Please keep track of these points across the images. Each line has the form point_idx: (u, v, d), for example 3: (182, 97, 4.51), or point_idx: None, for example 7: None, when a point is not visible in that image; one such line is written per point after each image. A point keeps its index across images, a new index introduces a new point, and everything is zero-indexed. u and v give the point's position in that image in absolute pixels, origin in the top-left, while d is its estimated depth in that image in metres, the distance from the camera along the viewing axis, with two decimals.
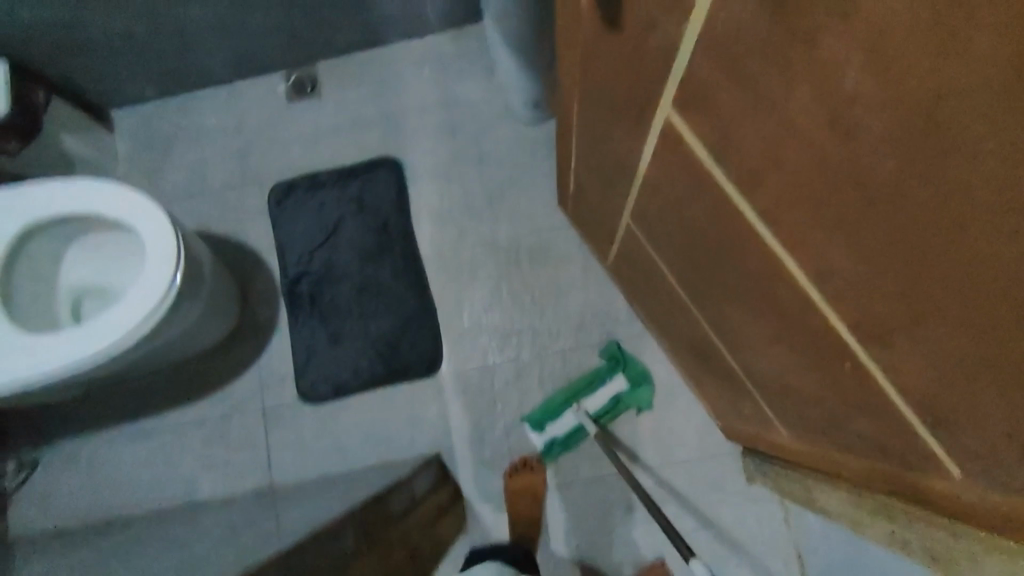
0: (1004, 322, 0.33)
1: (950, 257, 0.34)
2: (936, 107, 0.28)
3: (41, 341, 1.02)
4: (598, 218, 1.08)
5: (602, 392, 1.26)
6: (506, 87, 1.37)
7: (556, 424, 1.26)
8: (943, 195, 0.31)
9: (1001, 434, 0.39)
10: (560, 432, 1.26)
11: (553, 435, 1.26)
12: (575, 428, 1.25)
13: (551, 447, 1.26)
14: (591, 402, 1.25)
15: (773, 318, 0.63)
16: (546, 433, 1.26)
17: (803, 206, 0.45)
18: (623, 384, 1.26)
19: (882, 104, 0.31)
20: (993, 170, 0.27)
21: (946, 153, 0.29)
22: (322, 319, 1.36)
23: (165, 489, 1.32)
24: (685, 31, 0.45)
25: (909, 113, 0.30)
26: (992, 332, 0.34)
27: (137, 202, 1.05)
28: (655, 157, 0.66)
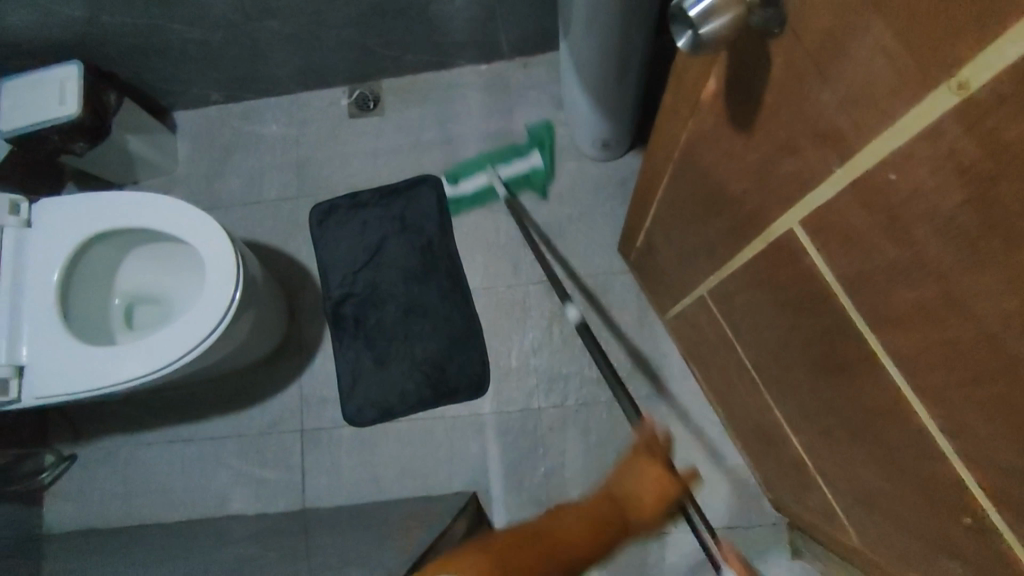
0: None
1: None
2: None
3: (93, 353, 1.00)
4: (666, 278, 1.05)
5: (517, 162, 1.40)
6: (575, 123, 1.34)
7: (467, 183, 1.41)
8: None
9: None
10: (467, 190, 1.40)
11: (463, 191, 1.40)
12: (485, 189, 1.39)
13: (460, 201, 1.39)
14: (506, 168, 1.39)
15: (877, 450, 0.59)
16: (457, 187, 1.41)
17: (955, 375, 0.41)
18: (536, 162, 1.39)
19: None
20: None
21: None
22: (367, 341, 1.34)
23: (197, 498, 1.31)
24: (851, 160, 0.42)
25: None
26: None
27: (203, 219, 1.04)
28: (763, 255, 0.62)
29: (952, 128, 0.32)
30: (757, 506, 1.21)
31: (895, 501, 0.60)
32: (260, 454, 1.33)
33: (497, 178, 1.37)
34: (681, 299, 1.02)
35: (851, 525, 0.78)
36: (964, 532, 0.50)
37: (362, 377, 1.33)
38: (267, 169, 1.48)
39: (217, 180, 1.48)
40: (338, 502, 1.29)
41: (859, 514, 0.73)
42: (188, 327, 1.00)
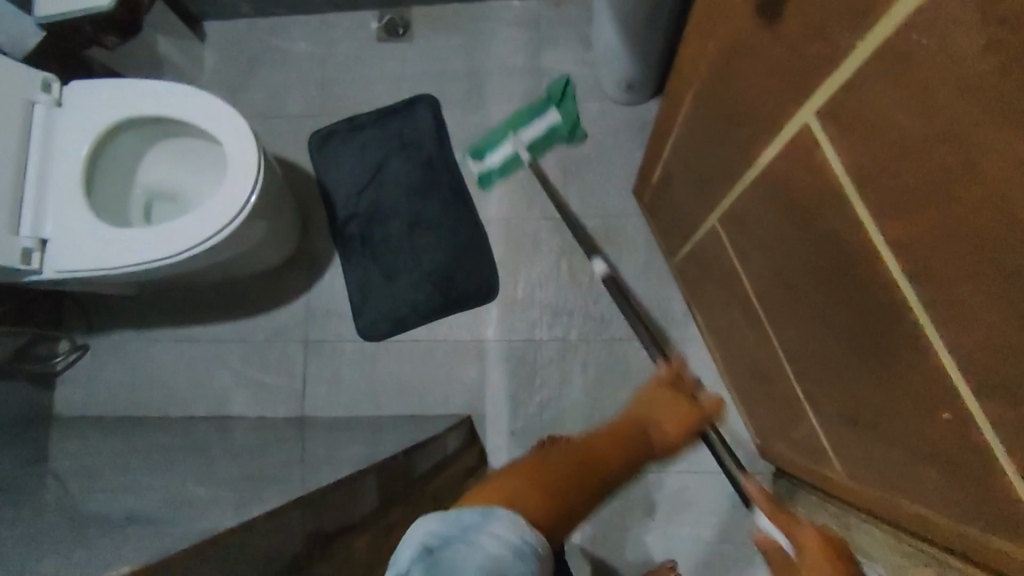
0: None
1: None
2: None
3: (114, 235, 1.02)
4: (678, 214, 1.06)
5: (536, 123, 1.39)
6: (601, 63, 1.33)
7: (496, 156, 1.39)
8: None
9: None
10: (496, 163, 1.38)
11: (490, 166, 1.38)
12: (511, 158, 1.38)
13: (489, 174, 1.38)
14: (527, 131, 1.38)
15: (872, 360, 0.60)
16: (485, 162, 1.39)
17: (951, 257, 0.43)
18: (556, 117, 1.39)
19: None
20: None
21: None
22: (374, 257, 1.37)
23: (201, 396, 1.36)
24: (872, 34, 0.43)
25: None
26: None
27: (227, 113, 1.06)
28: (777, 162, 0.63)
29: None
30: (742, 452, 1.25)
31: (882, 412, 0.62)
32: (265, 360, 1.37)
33: (524, 148, 1.36)
34: (691, 234, 1.04)
35: (834, 452, 0.80)
36: (946, 431, 0.52)
37: (372, 292, 1.35)
38: (292, 85, 1.49)
39: (242, 92, 1.50)
40: (337, 412, 1.33)
41: (845, 439, 0.75)
42: (207, 217, 1.02)
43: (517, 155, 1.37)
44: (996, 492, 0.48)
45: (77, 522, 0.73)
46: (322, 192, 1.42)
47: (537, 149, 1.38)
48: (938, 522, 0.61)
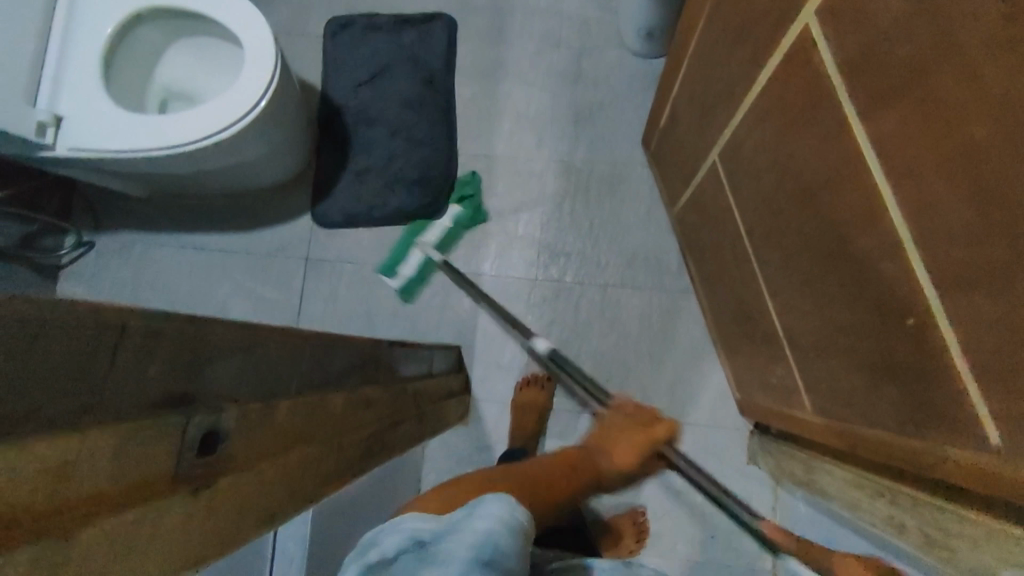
0: None
1: None
2: None
3: (129, 119, 1.04)
4: (682, 156, 1.07)
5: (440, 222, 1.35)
6: (623, 9, 1.33)
7: (407, 265, 1.35)
8: None
9: None
10: (411, 273, 1.34)
11: (405, 276, 1.34)
12: (423, 262, 1.34)
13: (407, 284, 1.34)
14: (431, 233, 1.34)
15: (844, 274, 0.61)
16: (400, 276, 1.35)
17: (931, 145, 0.44)
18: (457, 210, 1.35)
19: None
20: None
21: None
22: (348, 152, 1.42)
23: (200, 303, 1.39)
24: None
25: None
26: None
27: (249, 11, 1.07)
28: (774, 78, 0.64)
29: None
30: (723, 407, 1.24)
31: (851, 332, 0.64)
32: (264, 273, 1.39)
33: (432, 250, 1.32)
34: (693, 177, 1.04)
35: (806, 388, 0.81)
36: (910, 340, 0.54)
37: (335, 184, 1.40)
38: (317, 7, 1.50)
39: (266, 8, 1.51)
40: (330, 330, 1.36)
41: (816, 371, 0.76)
42: (220, 108, 1.04)
43: (428, 258, 1.33)
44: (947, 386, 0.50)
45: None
46: (336, 109, 1.44)
47: (440, 245, 1.35)
48: (889, 438, 0.63)
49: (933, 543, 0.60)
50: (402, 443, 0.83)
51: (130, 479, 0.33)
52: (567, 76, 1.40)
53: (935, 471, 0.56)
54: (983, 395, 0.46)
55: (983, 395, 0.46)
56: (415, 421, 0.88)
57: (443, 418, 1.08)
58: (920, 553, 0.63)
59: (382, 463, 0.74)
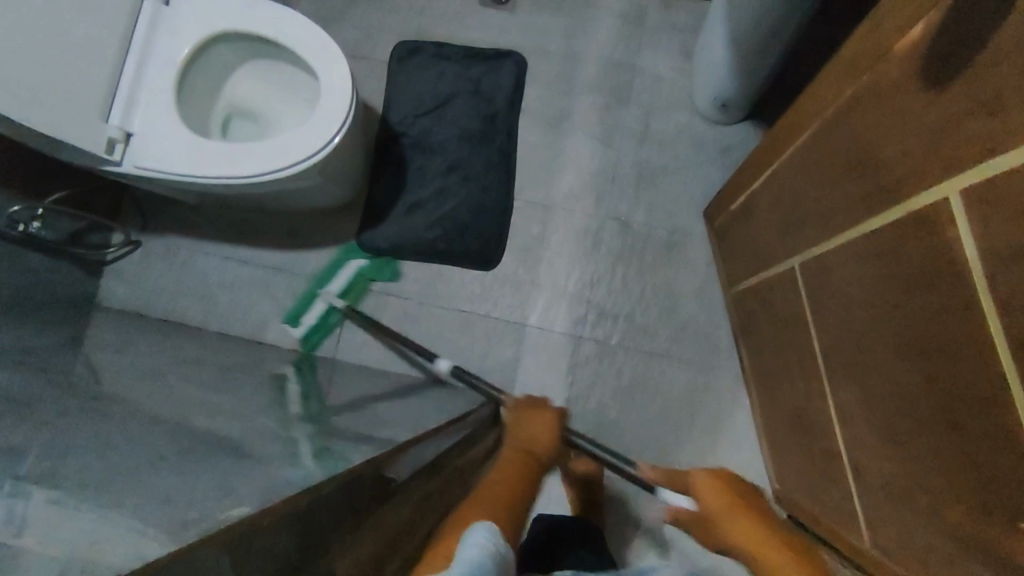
0: None
1: None
2: None
3: (197, 144, 1.03)
4: (752, 246, 1.04)
5: (339, 276, 1.36)
6: (700, 76, 1.31)
7: (310, 313, 1.36)
8: None
9: None
10: (311, 324, 1.35)
11: (308, 324, 1.35)
12: (326, 313, 1.35)
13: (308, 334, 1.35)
14: (335, 287, 1.36)
15: (942, 442, 0.58)
16: (303, 324, 1.36)
17: None
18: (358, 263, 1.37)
19: None
20: None
21: None
22: (405, 183, 1.40)
23: (238, 318, 1.37)
24: None
25: None
26: None
27: (330, 47, 1.06)
28: (891, 226, 0.62)
29: None
30: (759, 497, 1.20)
31: (934, 499, 0.61)
32: (307, 295, 1.38)
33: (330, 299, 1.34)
34: (761, 270, 1.02)
35: (864, 524, 0.78)
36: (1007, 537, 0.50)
37: (390, 215, 1.38)
38: (387, 30, 1.49)
39: (337, 26, 1.50)
40: (366, 361, 1.34)
41: (882, 516, 0.73)
42: (288, 146, 1.02)
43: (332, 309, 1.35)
44: None
45: (133, 400, 0.75)
46: (396, 136, 1.42)
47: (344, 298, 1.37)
48: None
49: None
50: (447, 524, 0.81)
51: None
52: (633, 132, 1.38)
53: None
54: None
55: None
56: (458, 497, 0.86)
57: None
58: None
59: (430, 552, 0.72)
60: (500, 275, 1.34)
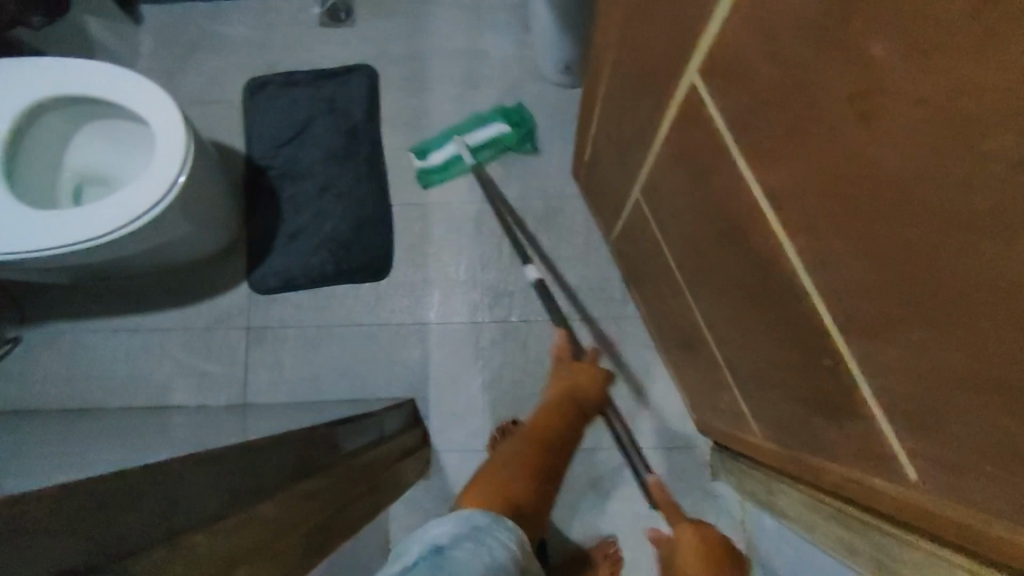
0: (976, 318, 0.33)
1: (934, 255, 0.34)
2: (968, 104, 0.28)
3: (39, 218, 1.00)
4: (609, 190, 1.08)
5: (484, 130, 1.36)
6: (539, 47, 1.35)
7: (439, 154, 1.36)
8: (941, 181, 0.32)
9: (966, 441, 0.38)
10: (436, 164, 1.36)
11: (430, 163, 1.36)
12: (454, 158, 1.36)
13: (428, 171, 1.36)
14: (473, 137, 1.35)
15: (765, 312, 0.62)
16: (427, 161, 1.37)
17: (813, 198, 0.45)
18: (505, 128, 1.36)
19: (916, 92, 0.31)
20: (1006, 165, 0.27)
21: (960, 148, 0.29)
22: (281, 214, 1.39)
23: (138, 388, 1.33)
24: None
25: (937, 113, 0.30)
26: (961, 324, 0.34)
27: (155, 90, 1.04)
28: (674, 129, 0.66)
29: None
30: (680, 426, 1.25)
31: (780, 367, 0.64)
32: (205, 348, 1.35)
33: (466, 148, 1.33)
34: (621, 211, 1.06)
35: (751, 414, 0.82)
36: (827, 374, 0.55)
37: (273, 248, 1.37)
38: (232, 70, 1.48)
39: (180, 76, 1.48)
40: (278, 398, 1.32)
41: (757, 399, 0.77)
42: (132, 196, 1.01)
43: (460, 155, 1.35)
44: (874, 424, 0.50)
45: None
46: (262, 170, 1.42)
47: (480, 154, 1.36)
48: (827, 462, 0.63)
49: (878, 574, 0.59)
50: (356, 523, 0.80)
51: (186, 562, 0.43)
52: (491, 116, 1.41)
53: (882, 505, 0.55)
54: (899, 436, 0.47)
55: (898, 439, 0.47)
56: (368, 495, 0.86)
57: (403, 479, 1.06)
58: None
59: (335, 549, 0.72)
60: (392, 281, 1.35)
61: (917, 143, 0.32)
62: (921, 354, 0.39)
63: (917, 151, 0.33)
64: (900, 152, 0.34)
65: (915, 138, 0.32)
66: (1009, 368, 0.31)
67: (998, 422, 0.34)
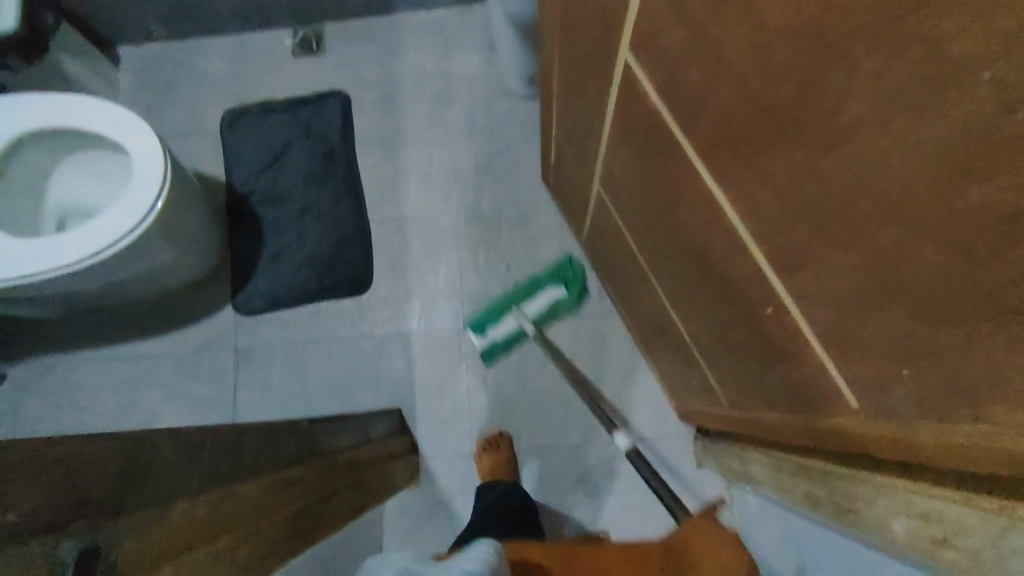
0: (871, 229, 0.35)
1: (829, 177, 0.37)
2: (824, 28, 0.31)
3: (22, 248, 1.03)
4: (575, 190, 1.12)
5: (539, 298, 1.31)
6: (503, 62, 1.41)
7: (497, 327, 1.29)
8: (819, 106, 0.34)
9: (889, 351, 0.41)
10: (499, 337, 1.29)
11: (493, 338, 1.29)
12: (515, 331, 1.29)
13: (492, 348, 1.29)
14: (531, 308, 1.29)
15: (715, 276, 0.66)
16: (487, 335, 1.29)
17: (733, 146, 0.48)
18: (561, 291, 1.31)
19: (784, 27, 0.34)
20: (864, 79, 0.29)
21: (826, 71, 0.32)
22: (262, 238, 1.42)
23: (127, 416, 1.34)
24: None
25: (803, 43, 0.33)
26: (862, 239, 0.37)
27: (132, 120, 1.08)
28: (619, 111, 0.70)
29: None
30: (664, 417, 1.27)
31: (736, 329, 0.68)
32: (192, 373, 1.37)
33: (528, 321, 1.27)
34: (588, 208, 1.09)
35: (720, 387, 0.85)
36: (772, 322, 0.58)
37: (255, 271, 1.40)
38: (209, 103, 1.53)
39: (159, 112, 1.53)
40: (267, 416, 1.33)
41: (723, 369, 0.80)
42: (111, 221, 1.04)
43: (521, 329, 1.28)
44: (816, 361, 0.53)
45: None
46: (243, 196, 1.45)
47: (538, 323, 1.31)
48: (786, 415, 0.66)
49: (843, 515, 0.61)
50: (343, 518, 0.82)
51: (152, 556, 0.44)
52: (461, 131, 1.46)
53: (836, 443, 0.57)
54: (836, 367, 0.49)
55: (836, 370, 0.50)
56: (355, 493, 0.88)
57: (391, 483, 1.08)
58: (839, 525, 0.63)
59: (320, 539, 0.73)
60: (374, 295, 1.38)
61: (795, 72, 0.35)
62: (841, 276, 0.42)
63: (797, 80, 0.35)
64: (784, 84, 0.36)
65: (792, 69, 0.35)
66: (909, 268, 0.34)
67: (911, 322, 0.36)
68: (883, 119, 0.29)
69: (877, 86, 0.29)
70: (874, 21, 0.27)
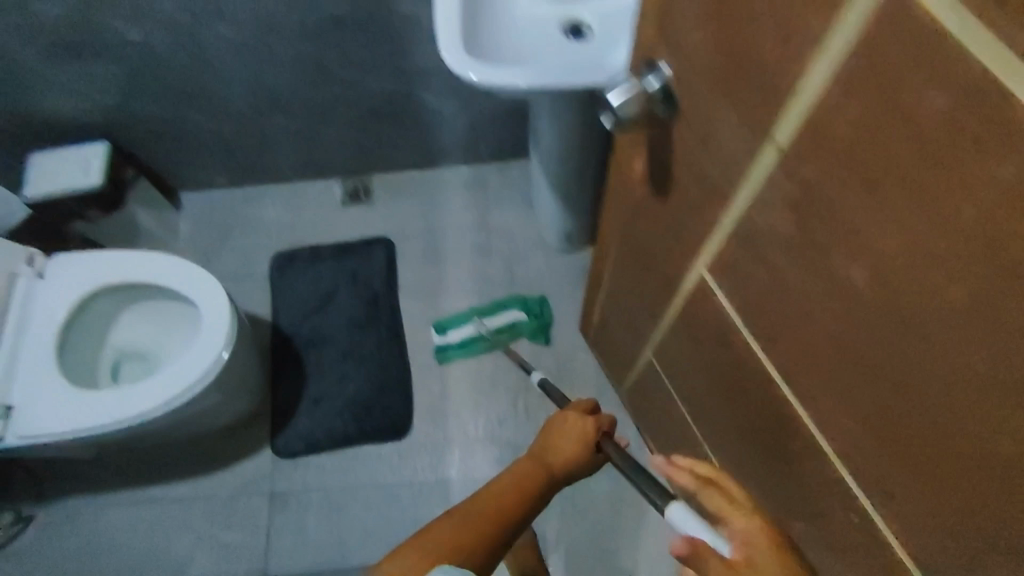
0: (965, 473, 0.41)
1: (924, 420, 0.43)
2: (925, 315, 0.39)
3: (84, 400, 1.06)
4: (619, 350, 1.17)
5: (501, 316, 1.47)
6: (542, 219, 1.51)
7: (456, 333, 1.46)
8: (915, 365, 0.41)
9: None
10: (455, 340, 1.45)
11: (449, 340, 1.45)
12: (471, 338, 1.45)
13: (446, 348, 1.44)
14: (491, 320, 1.46)
15: (789, 469, 0.69)
16: (446, 338, 1.46)
17: (816, 369, 0.55)
18: (522, 316, 1.47)
19: (883, 302, 0.42)
20: (962, 358, 0.37)
21: (925, 343, 0.40)
22: (305, 380, 1.45)
23: (155, 564, 1.31)
24: (720, 224, 0.59)
25: (903, 319, 0.41)
26: (954, 478, 0.42)
27: (205, 279, 1.15)
28: (686, 305, 0.76)
29: (770, 200, 0.50)
30: None
31: (806, 521, 0.69)
32: (226, 519, 1.35)
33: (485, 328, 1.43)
34: (632, 367, 1.14)
35: None
36: (852, 530, 0.60)
37: (296, 414, 1.42)
38: (262, 248, 1.62)
39: (214, 255, 1.62)
40: (300, 568, 1.30)
41: None
42: (175, 377, 1.08)
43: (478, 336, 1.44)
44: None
45: None
46: (288, 338, 1.50)
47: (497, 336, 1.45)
48: None
49: None
50: None
51: None
52: (501, 279, 1.54)
53: None
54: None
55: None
56: None
57: None
58: None
59: None
60: (413, 442, 1.39)
61: (894, 336, 0.42)
62: (937, 492, 0.45)
63: (895, 341, 0.43)
64: (880, 340, 0.44)
65: (891, 333, 0.43)
66: (1000, 441, 0.36)
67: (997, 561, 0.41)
68: (965, 339, 0.36)
69: (976, 366, 0.36)
70: (974, 322, 0.35)
